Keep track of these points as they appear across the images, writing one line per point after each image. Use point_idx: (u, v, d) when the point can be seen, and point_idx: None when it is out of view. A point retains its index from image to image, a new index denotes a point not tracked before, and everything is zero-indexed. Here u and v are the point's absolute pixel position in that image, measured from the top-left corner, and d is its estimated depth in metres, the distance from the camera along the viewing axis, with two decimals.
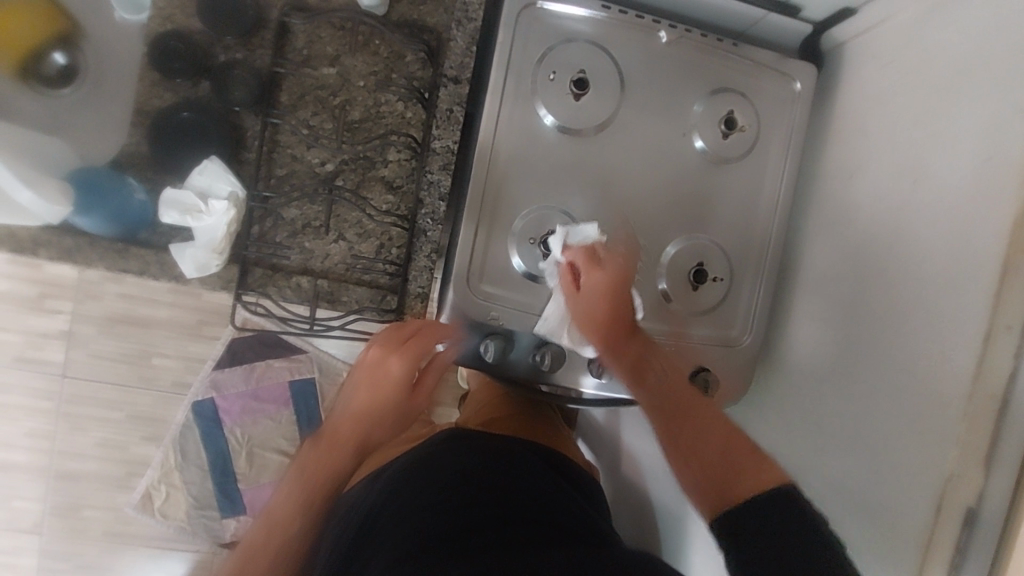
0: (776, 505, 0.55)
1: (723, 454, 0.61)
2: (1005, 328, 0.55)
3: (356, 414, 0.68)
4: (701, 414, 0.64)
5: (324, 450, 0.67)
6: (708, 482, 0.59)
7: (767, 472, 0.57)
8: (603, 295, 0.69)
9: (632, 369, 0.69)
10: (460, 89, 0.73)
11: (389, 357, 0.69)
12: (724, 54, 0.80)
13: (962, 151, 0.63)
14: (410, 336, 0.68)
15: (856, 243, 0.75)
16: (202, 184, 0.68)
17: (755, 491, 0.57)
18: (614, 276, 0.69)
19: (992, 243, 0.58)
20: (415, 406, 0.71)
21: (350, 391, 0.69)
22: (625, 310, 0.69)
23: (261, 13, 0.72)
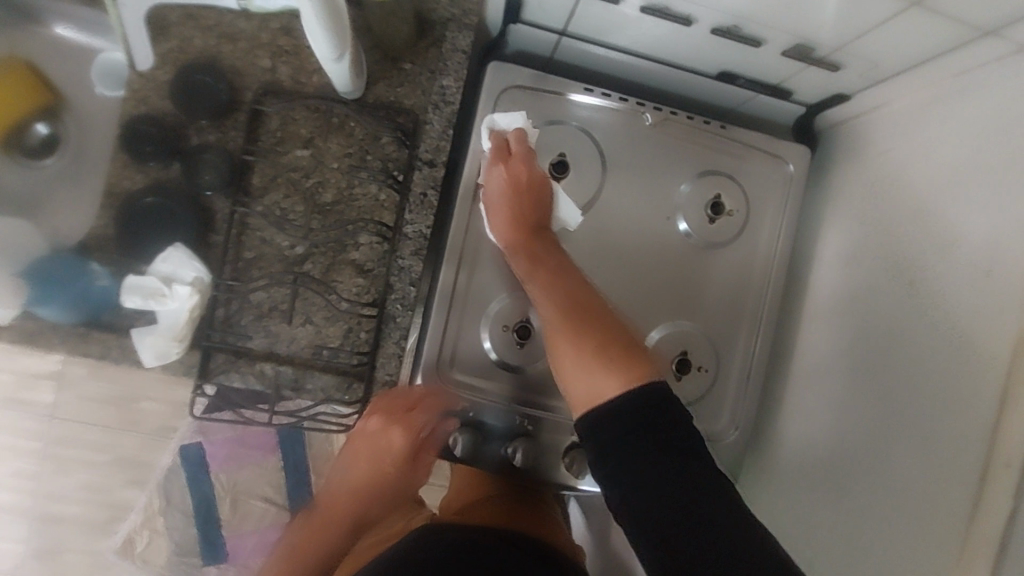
0: (643, 399, 0.49)
1: (600, 333, 0.55)
2: (1004, 465, 0.50)
3: (352, 488, 0.71)
4: (608, 322, 0.56)
5: (321, 525, 0.72)
6: (580, 394, 0.54)
7: (644, 370, 0.51)
8: (511, 191, 0.66)
9: (535, 265, 0.63)
10: (435, 173, 0.71)
11: (391, 430, 0.69)
12: (710, 136, 0.78)
13: (958, 260, 0.59)
14: (413, 408, 0.69)
15: (850, 340, 0.71)
16: (166, 271, 0.68)
17: (619, 391, 0.51)
18: (522, 172, 0.67)
19: (990, 372, 0.53)
20: (406, 478, 0.71)
21: (348, 465, 0.71)
22: (529, 210, 0.67)
23: (235, 96, 0.71)
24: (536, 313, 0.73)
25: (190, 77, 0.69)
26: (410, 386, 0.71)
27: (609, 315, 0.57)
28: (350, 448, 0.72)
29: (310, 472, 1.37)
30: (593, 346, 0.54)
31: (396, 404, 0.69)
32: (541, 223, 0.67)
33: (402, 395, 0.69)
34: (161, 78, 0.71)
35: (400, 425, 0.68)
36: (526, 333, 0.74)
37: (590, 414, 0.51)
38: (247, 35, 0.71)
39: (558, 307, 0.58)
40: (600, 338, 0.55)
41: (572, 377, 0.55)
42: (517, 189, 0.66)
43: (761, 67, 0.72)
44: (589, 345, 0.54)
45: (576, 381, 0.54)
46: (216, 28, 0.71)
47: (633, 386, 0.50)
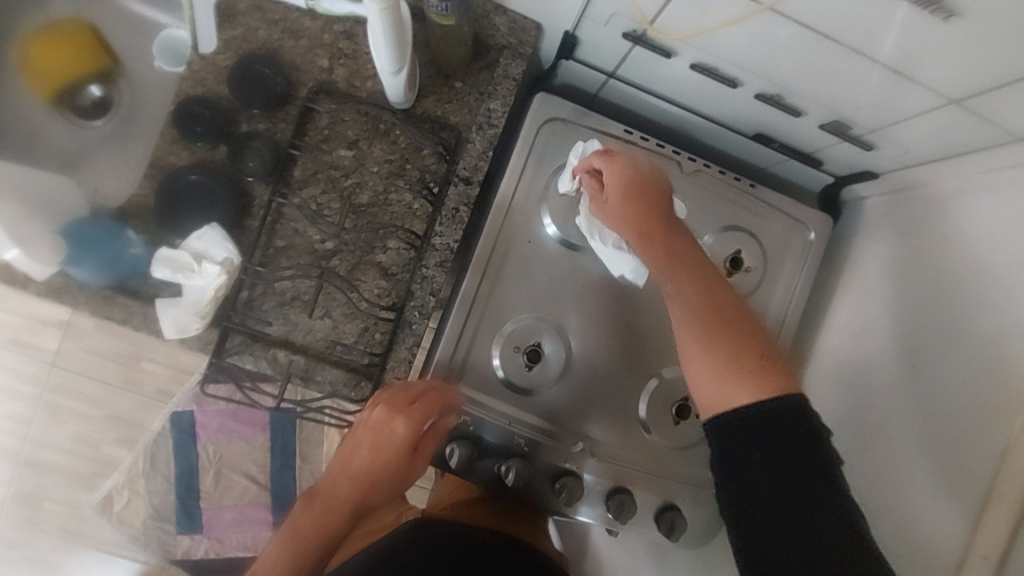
0: (780, 409, 0.54)
1: (732, 338, 0.58)
2: (981, 556, 0.51)
3: (355, 474, 0.70)
4: (737, 321, 0.60)
5: (322, 511, 0.70)
6: (711, 395, 0.58)
7: (784, 383, 0.56)
8: (620, 186, 0.66)
9: (674, 258, 0.63)
10: (469, 190, 0.74)
11: (393, 421, 0.68)
12: (739, 192, 0.80)
13: (960, 350, 0.61)
14: (414, 401, 0.69)
15: (848, 410, 0.73)
16: (199, 248, 0.69)
17: (747, 400, 0.56)
18: (626, 164, 0.67)
19: (982, 464, 0.55)
20: (406, 470, 0.71)
21: (351, 452, 0.70)
22: (654, 201, 0.65)
23: (289, 89, 0.73)
24: (548, 339, 0.76)
25: (250, 67, 0.72)
26: (412, 380, 0.71)
27: (745, 325, 0.60)
28: (353, 434, 0.71)
29: (296, 456, 1.39)
30: (728, 357, 0.57)
31: (401, 396, 0.69)
32: (670, 217, 0.66)
33: (405, 389, 0.70)
34: (221, 63, 0.73)
35: (405, 417, 0.68)
36: (535, 357, 0.76)
37: (721, 418, 0.57)
38: (308, 34, 0.74)
39: (688, 309, 0.60)
40: (734, 345, 0.58)
41: (701, 384, 0.59)
42: (630, 186, 0.66)
43: (795, 135, 0.74)
44: (711, 334, 0.58)
45: (706, 388, 0.58)
46: (281, 23, 0.74)
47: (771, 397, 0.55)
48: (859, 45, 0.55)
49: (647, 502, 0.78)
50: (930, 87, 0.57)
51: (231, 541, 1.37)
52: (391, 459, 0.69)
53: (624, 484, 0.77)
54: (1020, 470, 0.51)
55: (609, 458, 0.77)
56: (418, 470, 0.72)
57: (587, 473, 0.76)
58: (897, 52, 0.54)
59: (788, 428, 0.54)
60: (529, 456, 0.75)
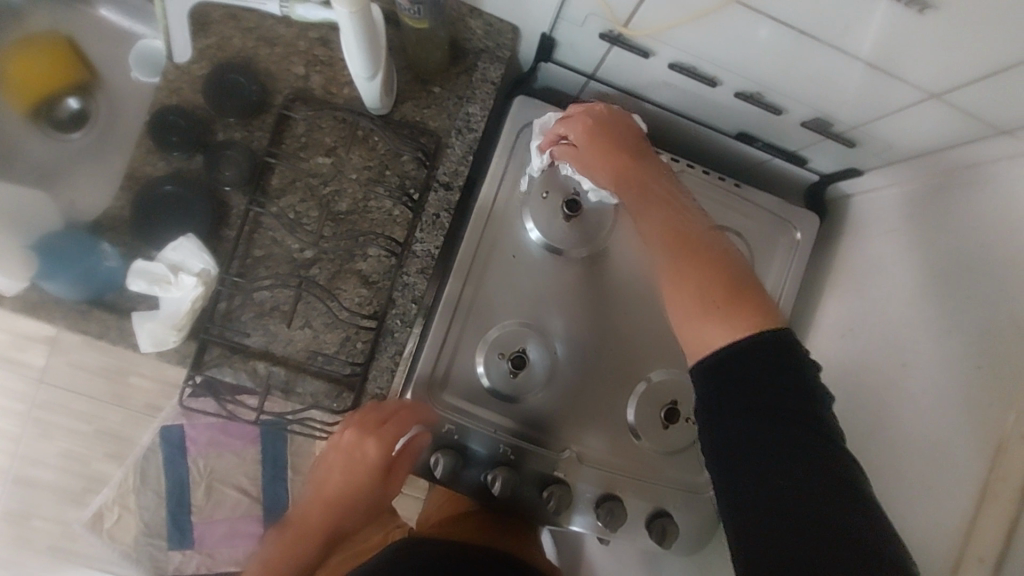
0: (752, 346, 0.49)
1: (697, 267, 0.54)
2: (977, 558, 0.50)
3: (328, 500, 0.69)
4: (708, 247, 0.55)
5: (295, 541, 0.69)
6: (691, 337, 0.53)
7: (758, 317, 0.50)
8: (586, 140, 0.66)
9: (643, 203, 0.61)
10: (450, 196, 0.73)
11: (365, 443, 0.67)
12: (723, 192, 0.79)
13: (950, 348, 0.60)
14: (385, 421, 0.67)
15: (839, 413, 0.72)
16: (175, 259, 0.68)
17: (737, 337, 0.50)
18: (589, 119, 0.66)
19: (975, 463, 0.54)
20: (382, 492, 0.70)
21: (322, 477, 0.69)
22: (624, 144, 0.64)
23: (266, 98, 0.72)
24: (532, 344, 0.75)
25: (224, 75, 0.71)
26: (383, 401, 0.70)
27: (714, 249, 0.55)
28: (324, 458, 0.69)
29: (287, 469, 1.37)
30: (696, 295, 0.53)
31: (370, 417, 0.67)
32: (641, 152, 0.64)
33: (376, 410, 0.68)
34: (196, 73, 0.73)
35: (375, 440, 0.66)
36: (520, 363, 0.74)
37: (707, 358, 0.51)
38: (284, 42, 0.73)
39: (657, 246, 0.58)
40: (700, 280, 0.54)
41: (686, 325, 0.54)
42: (594, 136, 0.65)
43: (778, 133, 0.74)
44: (680, 263, 0.55)
45: (687, 327, 0.53)
46: (256, 31, 0.73)
47: (742, 336, 0.50)
48: (838, 41, 0.54)
49: (638, 509, 0.77)
50: (912, 82, 0.57)
51: (223, 555, 1.35)
52: (366, 483, 0.68)
53: (613, 491, 0.76)
54: (1014, 469, 0.50)
55: (598, 464, 0.76)
56: (396, 490, 0.71)
57: (576, 481, 0.75)
58: (877, 47, 0.54)
59: (765, 358, 0.49)
60: (516, 465, 0.74)
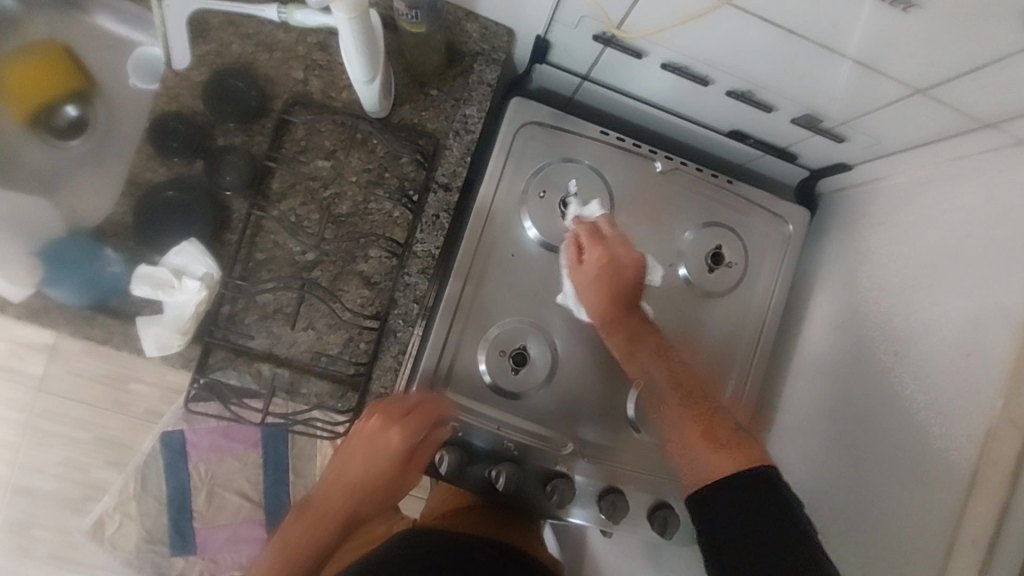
0: (755, 478, 0.59)
1: (703, 419, 0.68)
2: (970, 541, 0.52)
3: (348, 484, 0.72)
4: (712, 412, 0.69)
5: (315, 521, 0.73)
6: (697, 470, 0.64)
7: (755, 454, 0.63)
8: (601, 266, 0.71)
9: (654, 350, 0.72)
10: (449, 197, 0.74)
11: (388, 431, 0.69)
12: (716, 189, 0.81)
13: (941, 335, 0.62)
14: (408, 412, 0.70)
15: (834, 402, 0.73)
16: (178, 264, 0.69)
17: (736, 468, 0.61)
18: (608, 255, 0.71)
19: (965, 447, 0.56)
20: (400, 480, 0.72)
21: (343, 462, 0.71)
22: (625, 290, 0.71)
23: (266, 103, 0.73)
24: (533, 341, 0.76)
25: (225, 82, 0.72)
26: (408, 393, 0.72)
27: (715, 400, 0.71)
28: (347, 445, 0.72)
29: (289, 472, 1.37)
30: (704, 433, 0.66)
31: (394, 408, 0.70)
32: (635, 306, 0.72)
33: (399, 401, 0.70)
34: (196, 79, 0.73)
35: (398, 429, 0.69)
36: (521, 360, 0.76)
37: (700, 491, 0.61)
38: (283, 47, 0.74)
39: (670, 386, 0.71)
40: (708, 426, 0.67)
41: (687, 458, 0.67)
42: (606, 279, 0.71)
43: (769, 130, 0.75)
44: (697, 412, 0.69)
45: (692, 462, 0.65)
46: (255, 37, 0.74)
47: (742, 469, 0.60)
48: (825, 40, 0.56)
49: (640, 501, 0.78)
50: (897, 78, 0.58)
51: (226, 560, 1.35)
52: (385, 470, 0.70)
53: (615, 485, 0.77)
54: (1003, 453, 0.52)
55: (599, 458, 0.77)
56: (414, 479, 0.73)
57: (578, 475, 0.76)
58: (864, 45, 0.55)
59: (769, 497, 0.58)
60: (518, 460, 0.75)
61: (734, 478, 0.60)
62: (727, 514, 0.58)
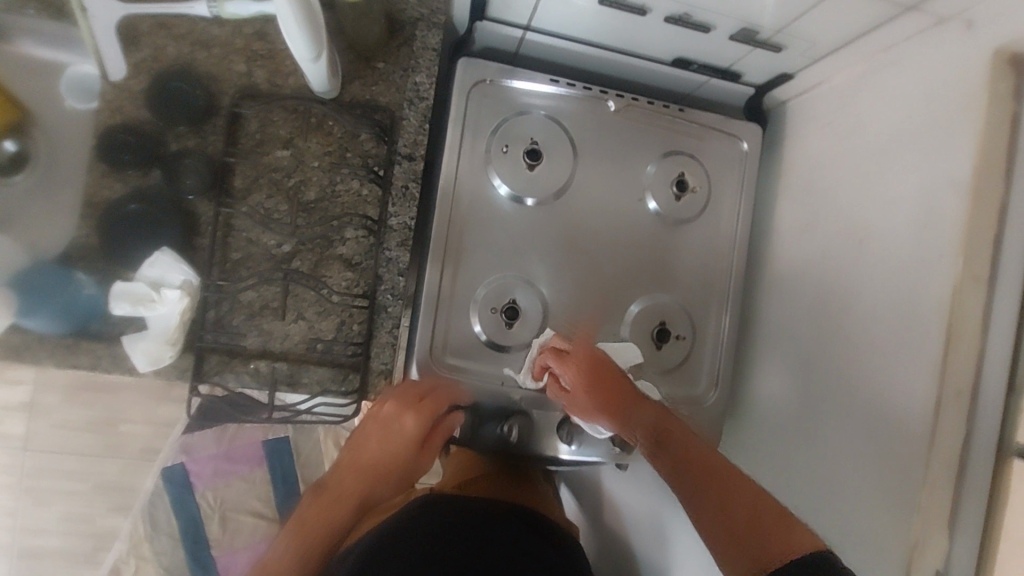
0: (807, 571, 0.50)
1: (737, 499, 0.58)
2: (956, 392, 0.56)
3: (364, 467, 0.69)
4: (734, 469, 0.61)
5: (328, 503, 0.67)
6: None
7: (794, 539, 0.53)
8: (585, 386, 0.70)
9: (658, 441, 0.65)
10: (414, 166, 0.74)
11: (404, 416, 0.69)
12: (671, 119, 0.83)
13: (900, 214, 0.65)
14: (423, 397, 0.70)
15: (811, 301, 0.76)
16: (154, 275, 0.68)
17: (785, 560, 0.52)
18: (582, 360, 0.71)
19: (932, 309, 0.59)
20: (417, 464, 0.71)
21: (359, 446, 0.69)
22: (603, 380, 0.70)
23: (212, 101, 0.72)
24: (520, 293, 0.77)
25: (167, 86, 0.70)
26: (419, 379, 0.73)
27: (735, 478, 0.59)
28: (360, 431, 0.70)
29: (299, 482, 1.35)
30: (724, 527, 0.57)
31: (411, 392, 0.70)
32: (621, 393, 0.70)
33: (414, 386, 0.71)
34: (135, 88, 0.72)
35: (416, 414, 0.69)
36: (513, 314, 0.77)
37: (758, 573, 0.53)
38: (220, 42, 0.73)
39: (682, 480, 0.62)
40: (748, 499, 0.58)
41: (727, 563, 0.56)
42: (592, 372, 0.70)
43: (710, 52, 0.78)
44: (712, 504, 0.58)
45: (740, 548, 0.55)
46: (189, 36, 0.73)
47: (793, 555, 0.52)
48: None
49: None
50: None
51: None
52: (402, 455, 0.69)
53: None
54: (971, 309, 0.56)
55: None
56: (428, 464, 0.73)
57: None
58: None
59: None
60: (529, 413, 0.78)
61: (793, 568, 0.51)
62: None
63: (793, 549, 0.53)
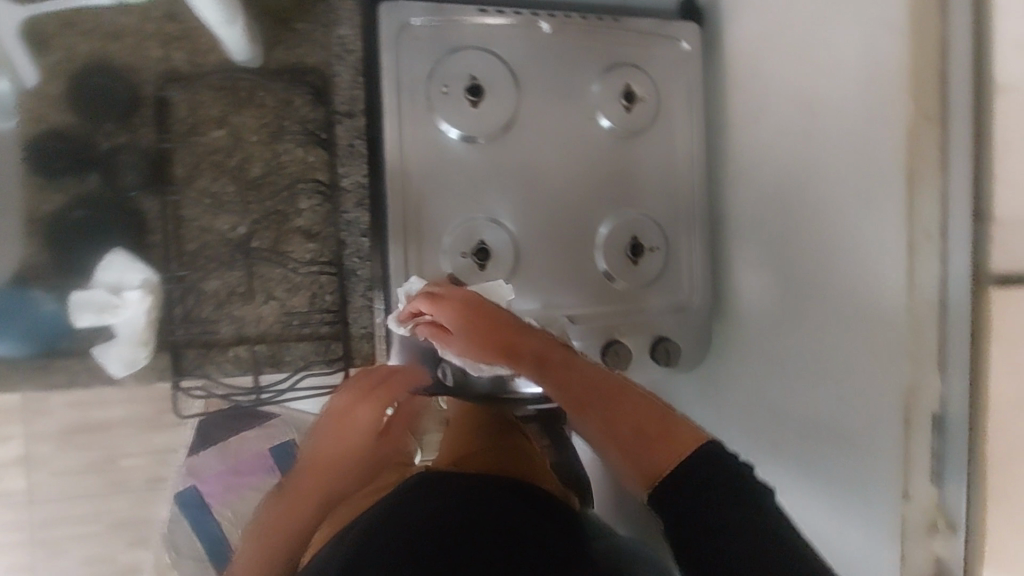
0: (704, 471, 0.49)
1: (620, 407, 0.55)
2: (926, 236, 0.56)
3: (324, 463, 0.68)
4: (604, 388, 0.57)
5: (296, 503, 0.67)
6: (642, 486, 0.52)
7: (677, 433, 0.52)
8: (463, 323, 0.63)
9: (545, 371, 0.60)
10: (356, 122, 0.73)
11: (356, 407, 0.69)
12: (609, 31, 0.81)
13: (847, 75, 0.64)
14: (374, 385, 0.71)
15: (775, 185, 0.75)
16: (112, 279, 0.67)
17: (674, 460, 0.50)
18: (457, 301, 0.63)
19: (893, 157, 0.59)
20: (380, 452, 0.71)
21: (319, 444, 0.69)
22: (487, 326, 0.62)
23: (134, 92, 0.69)
24: (487, 233, 0.76)
25: (85, 84, 0.68)
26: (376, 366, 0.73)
27: (628, 395, 0.56)
28: (319, 435, 0.71)
29: None
30: (630, 432, 0.54)
31: (361, 382, 0.70)
32: (496, 327, 0.62)
33: (365, 375, 0.71)
34: (50, 91, 0.68)
35: (368, 402, 0.69)
36: (484, 256, 0.77)
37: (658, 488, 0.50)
38: (129, 29, 0.69)
39: (572, 404, 0.58)
40: (624, 422, 0.54)
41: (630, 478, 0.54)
42: (479, 316, 0.62)
43: None
44: (603, 430, 0.55)
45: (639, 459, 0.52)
46: (95, 27, 0.69)
47: (685, 456, 0.50)
48: None
49: (639, 344, 0.82)
50: None
51: None
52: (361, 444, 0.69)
53: (615, 336, 0.80)
54: (930, 148, 0.55)
55: (591, 317, 0.80)
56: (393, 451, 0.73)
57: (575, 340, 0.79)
58: None
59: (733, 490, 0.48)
60: None
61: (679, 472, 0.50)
62: (699, 497, 0.48)
63: (686, 447, 0.51)
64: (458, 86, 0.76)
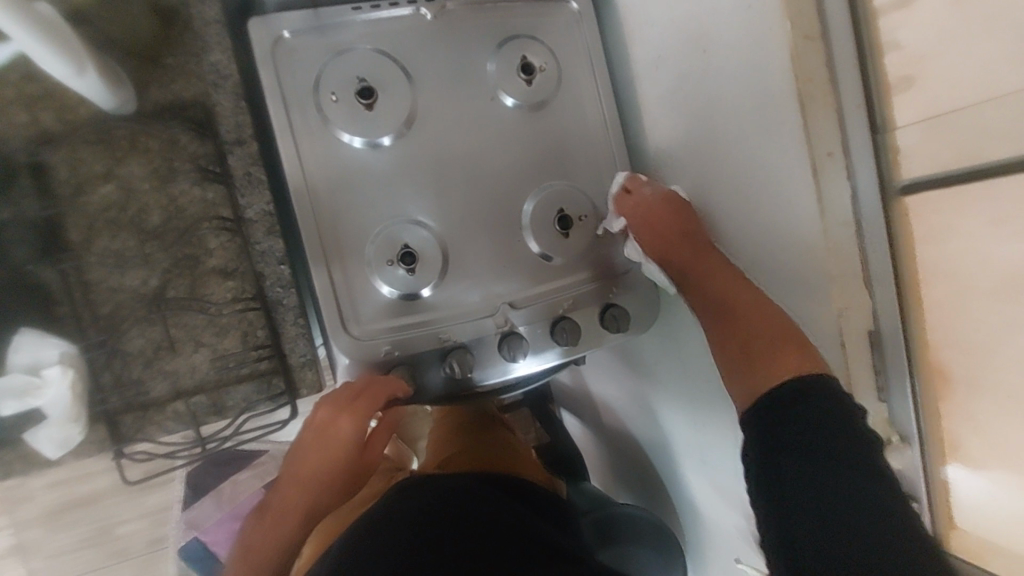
0: (800, 393, 0.52)
1: (746, 316, 0.60)
2: (827, 155, 0.56)
3: (302, 478, 0.67)
4: (742, 299, 0.62)
5: (276, 519, 0.67)
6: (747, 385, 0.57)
7: (792, 361, 0.55)
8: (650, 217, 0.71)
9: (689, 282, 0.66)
10: (248, 149, 0.70)
11: (338, 419, 0.67)
12: (494, 5, 0.79)
13: (726, 6, 0.63)
14: (354, 397, 0.67)
15: (686, 130, 0.74)
16: (27, 360, 0.63)
17: (784, 379, 0.54)
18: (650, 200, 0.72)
19: (781, 83, 0.58)
20: (364, 462, 0.69)
21: (297, 457, 0.68)
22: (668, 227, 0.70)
23: (5, 163, 0.65)
24: (408, 234, 0.74)
25: None
26: (354, 378, 0.70)
27: (770, 312, 0.60)
28: (298, 443, 0.69)
29: None
30: (745, 341, 0.59)
31: (343, 394, 0.67)
32: (687, 235, 0.68)
33: (345, 386, 0.68)
34: None
35: (349, 416, 0.66)
36: (411, 259, 0.74)
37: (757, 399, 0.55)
38: None
39: (714, 316, 0.63)
40: (758, 332, 0.58)
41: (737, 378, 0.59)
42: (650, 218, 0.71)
43: None
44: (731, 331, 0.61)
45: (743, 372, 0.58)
46: None
47: (787, 379, 0.54)
48: None
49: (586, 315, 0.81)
50: None
51: None
52: (342, 458, 0.67)
53: (560, 313, 0.77)
54: (813, 69, 0.56)
55: (529, 300, 0.77)
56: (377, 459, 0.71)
57: (520, 325, 0.76)
58: None
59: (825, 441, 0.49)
60: (468, 345, 0.75)
61: (770, 394, 0.54)
62: (782, 438, 0.51)
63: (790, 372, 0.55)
64: (349, 91, 0.73)
